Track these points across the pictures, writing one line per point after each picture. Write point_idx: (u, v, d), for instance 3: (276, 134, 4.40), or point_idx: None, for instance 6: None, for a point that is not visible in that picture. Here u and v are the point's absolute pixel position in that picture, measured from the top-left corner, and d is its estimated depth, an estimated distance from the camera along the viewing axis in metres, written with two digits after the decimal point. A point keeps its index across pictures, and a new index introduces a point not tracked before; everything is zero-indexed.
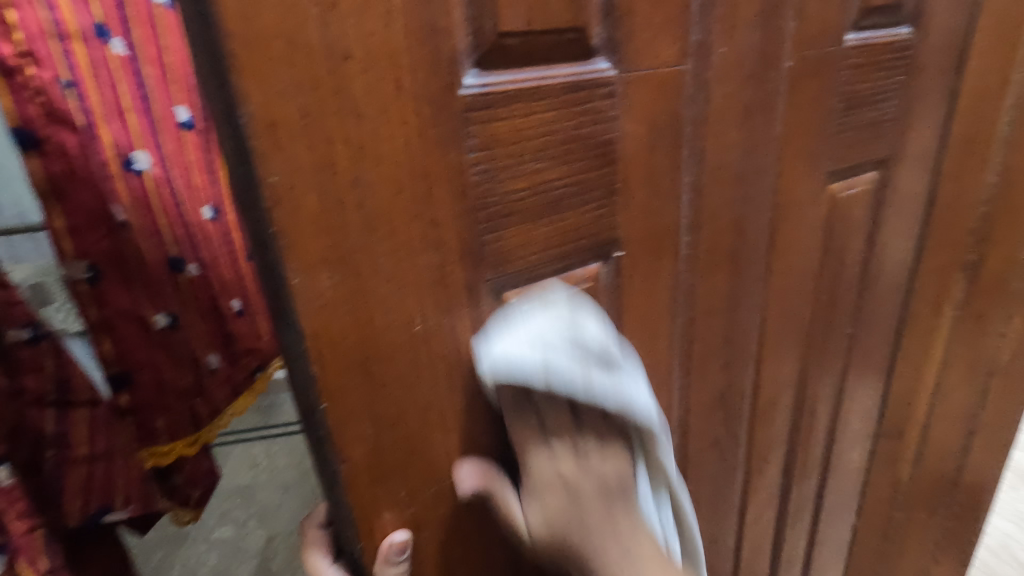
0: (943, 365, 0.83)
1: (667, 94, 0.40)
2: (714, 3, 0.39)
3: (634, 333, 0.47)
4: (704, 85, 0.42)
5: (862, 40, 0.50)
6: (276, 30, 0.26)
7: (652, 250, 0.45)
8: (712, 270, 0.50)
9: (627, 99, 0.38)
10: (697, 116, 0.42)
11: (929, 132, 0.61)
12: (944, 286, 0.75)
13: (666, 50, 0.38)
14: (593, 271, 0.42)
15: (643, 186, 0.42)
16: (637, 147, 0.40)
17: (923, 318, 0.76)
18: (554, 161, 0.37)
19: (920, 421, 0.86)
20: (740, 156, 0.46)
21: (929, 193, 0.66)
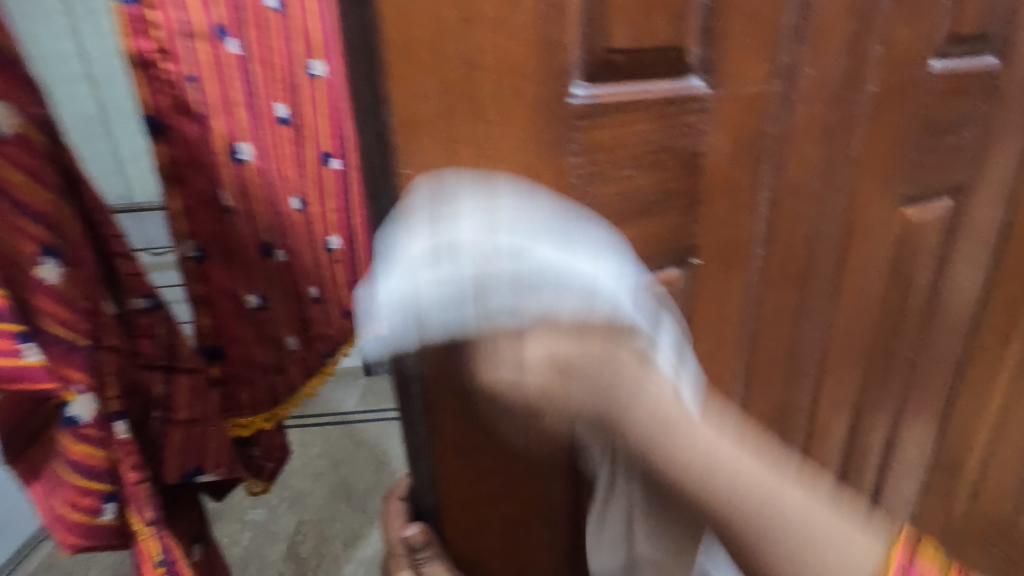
0: (1008, 401, 0.81)
1: (755, 111, 0.42)
2: (806, 26, 0.41)
3: (701, 340, 0.49)
4: (789, 104, 0.43)
5: (947, 68, 0.50)
6: (423, 42, 0.30)
7: (726, 262, 0.47)
8: (782, 285, 0.51)
9: (716, 116, 0.41)
10: (780, 133, 0.44)
11: (1011, 161, 0.60)
12: (1015, 319, 0.73)
13: (757, 71, 0.41)
14: (670, 276, 0.45)
15: (723, 197, 0.44)
16: (721, 162, 0.42)
17: (989, 350, 0.74)
18: (646, 169, 0.39)
19: (977, 456, 0.84)
20: (818, 174, 0.48)
21: (1006, 223, 0.65)
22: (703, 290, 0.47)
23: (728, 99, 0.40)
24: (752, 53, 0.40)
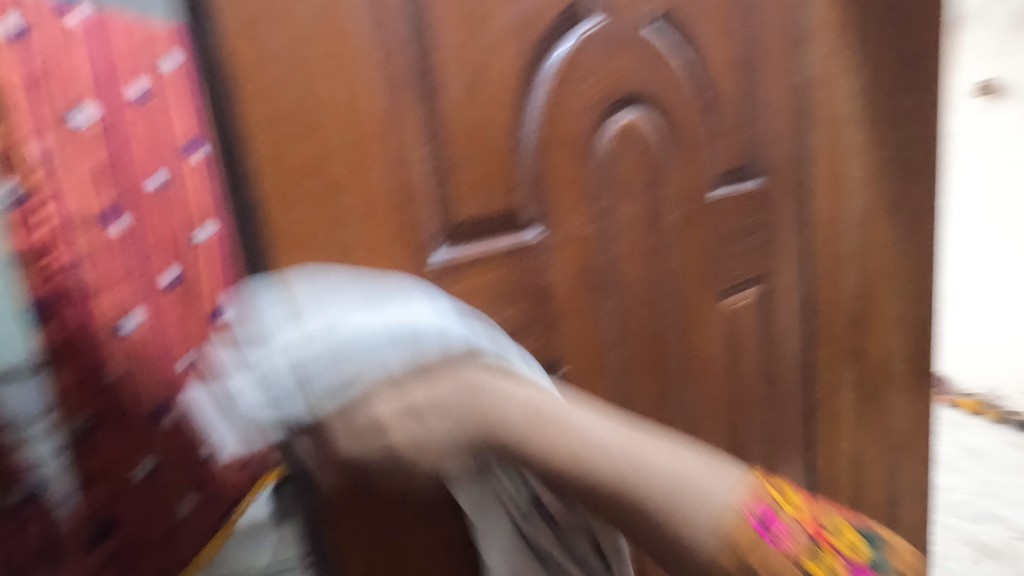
0: (851, 441, 0.97)
1: (584, 246, 0.56)
2: (609, 184, 0.58)
3: None
4: (612, 237, 0.58)
5: (721, 194, 0.69)
6: (312, 231, 0.43)
7: (588, 373, 0.58)
8: (643, 382, 0.63)
9: (551, 262, 0.54)
10: (611, 257, 0.58)
11: (793, 253, 0.81)
12: (837, 372, 0.92)
13: (576, 221, 0.56)
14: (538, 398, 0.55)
15: (576, 314, 0.56)
16: (566, 296, 0.55)
17: (826, 401, 0.91)
18: (506, 312, 0.52)
19: (845, 496, 0.98)
20: (650, 284, 0.62)
21: (804, 297, 0.84)
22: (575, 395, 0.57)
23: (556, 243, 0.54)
24: (571, 210, 0.55)
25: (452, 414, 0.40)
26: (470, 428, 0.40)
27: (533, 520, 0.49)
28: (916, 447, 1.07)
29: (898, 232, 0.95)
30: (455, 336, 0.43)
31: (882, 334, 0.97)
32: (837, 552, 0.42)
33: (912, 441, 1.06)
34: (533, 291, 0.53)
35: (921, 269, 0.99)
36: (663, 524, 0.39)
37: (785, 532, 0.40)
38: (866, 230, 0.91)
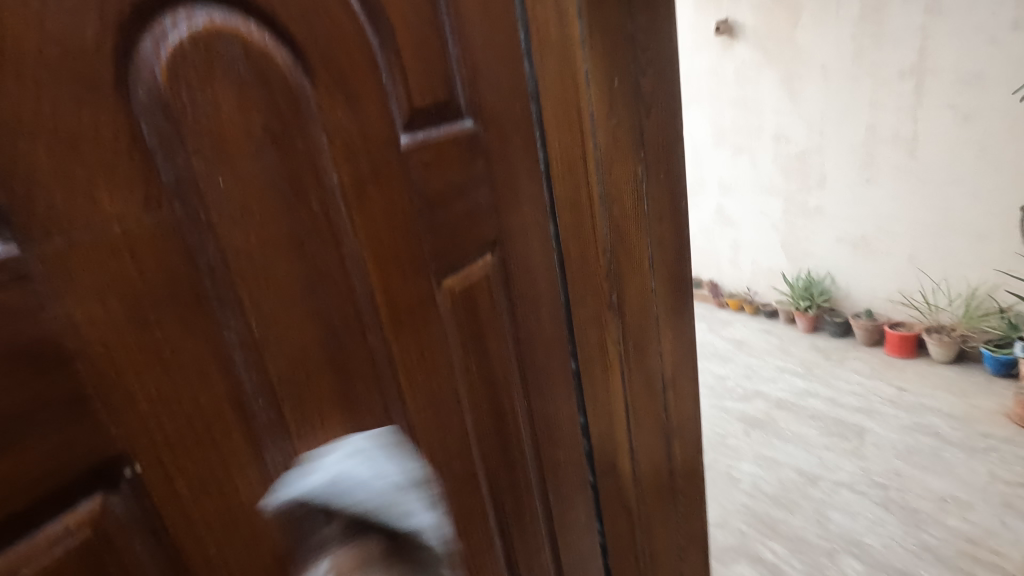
0: (626, 392, 0.96)
1: (140, 250, 0.34)
2: (195, 138, 0.37)
3: (201, 534, 0.37)
4: (213, 229, 0.38)
5: (419, 140, 0.54)
6: None
7: (198, 445, 0.37)
8: (323, 422, 0.44)
9: (59, 292, 0.31)
10: (215, 262, 0.38)
11: (530, 203, 0.71)
12: (601, 325, 0.88)
13: (116, 203, 0.33)
14: (84, 518, 0.32)
15: (142, 368, 0.34)
16: (108, 345, 0.33)
17: (592, 356, 0.87)
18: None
19: (625, 445, 0.98)
20: (300, 290, 0.43)
21: (551, 252, 0.77)
22: (172, 484, 0.36)
23: (69, 254, 0.31)
24: (100, 188, 0.32)
25: None
26: None
27: None
28: (688, 380, 1.10)
29: (647, 170, 0.90)
30: None
31: (644, 278, 0.94)
32: None
33: (684, 376, 1.08)
34: (37, 342, 0.30)
35: (675, 208, 0.96)
36: None
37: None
38: (612, 172, 0.84)
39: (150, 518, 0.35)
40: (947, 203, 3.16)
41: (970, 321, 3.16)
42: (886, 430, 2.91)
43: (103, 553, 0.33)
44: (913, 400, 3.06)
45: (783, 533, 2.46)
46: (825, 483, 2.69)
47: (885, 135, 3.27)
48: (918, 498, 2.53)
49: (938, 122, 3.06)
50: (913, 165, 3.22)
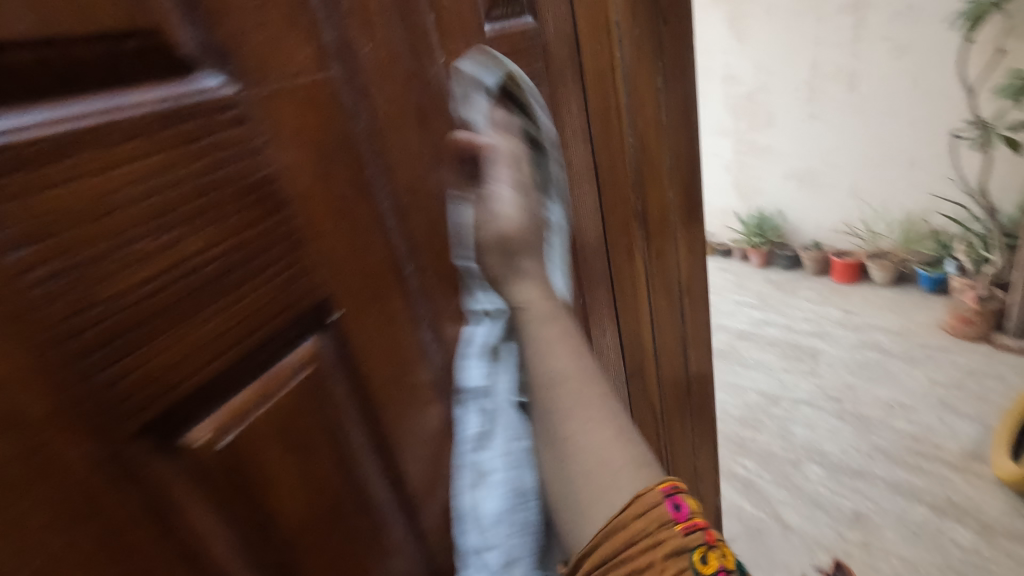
0: (650, 299, 1.02)
1: (320, 108, 0.32)
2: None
3: (384, 387, 0.38)
4: (364, 92, 0.36)
5: (498, 29, 0.55)
6: None
7: (373, 299, 0.37)
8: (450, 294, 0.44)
9: (272, 133, 0.29)
10: (369, 129, 0.36)
11: (573, 108, 0.73)
12: (629, 234, 0.93)
13: (300, 54, 0.31)
14: (308, 353, 0.32)
15: (330, 218, 0.33)
16: (305, 191, 0.32)
17: (622, 264, 0.93)
18: (189, 233, 0.26)
19: (649, 350, 1.05)
20: (430, 163, 0.42)
21: (588, 160, 0.80)
22: (362, 338, 0.36)
23: (274, 98, 0.29)
24: (284, 36, 0.30)
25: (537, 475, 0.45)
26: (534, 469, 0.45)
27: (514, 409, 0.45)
28: (698, 290, 1.17)
29: (663, 81, 0.93)
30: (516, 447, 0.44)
31: (662, 188, 0.99)
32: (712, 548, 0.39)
33: (695, 285, 1.16)
34: (256, 184, 0.29)
35: (686, 121, 1.00)
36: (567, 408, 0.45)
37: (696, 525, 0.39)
38: (635, 82, 0.87)
39: (349, 363, 0.35)
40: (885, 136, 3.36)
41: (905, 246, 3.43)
42: (837, 349, 3.17)
43: (318, 393, 0.33)
44: (860, 320, 3.34)
45: (751, 450, 2.68)
46: (786, 401, 2.92)
47: (828, 71, 3.42)
48: (869, 405, 2.78)
49: (877, 55, 3.21)
50: (853, 98, 3.40)
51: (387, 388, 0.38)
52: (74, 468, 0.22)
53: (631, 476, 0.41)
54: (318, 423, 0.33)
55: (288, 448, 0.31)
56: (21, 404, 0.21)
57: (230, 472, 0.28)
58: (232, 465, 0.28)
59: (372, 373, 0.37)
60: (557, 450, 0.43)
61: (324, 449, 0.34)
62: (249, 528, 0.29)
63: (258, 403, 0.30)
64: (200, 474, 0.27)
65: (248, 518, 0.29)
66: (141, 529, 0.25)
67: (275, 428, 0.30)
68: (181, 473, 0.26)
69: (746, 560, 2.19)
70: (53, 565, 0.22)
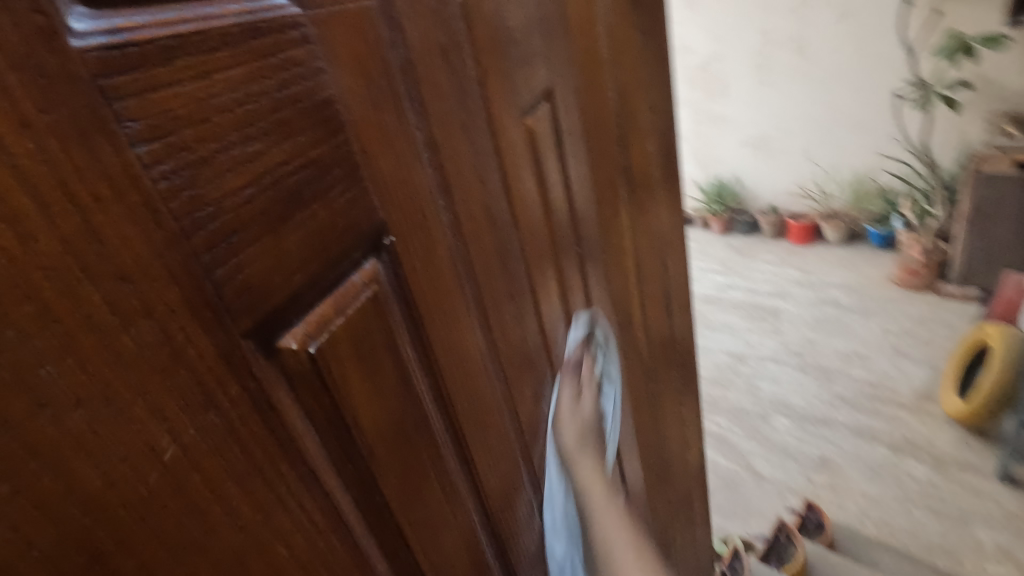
0: (636, 253, 1.06)
1: (364, 38, 0.32)
2: None
3: (429, 315, 0.39)
4: (398, 26, 0.35)
5: None
6: None
7: (419, 228, 0.37)
8: (477, 233, 0.44)
9: (332, 56, 0.30)
10: (403, 63, 0.36)
11: (564, 62, 0.75)
12: (615, 189, 0.96)
13: None
14: (371, 273, 0.34)
15: (382, 148, 0.34)
16: (361, 118, 0.32)
17: (610, 218, 0.96)
18: (273, 144, 0.27)
19: (638, 302, 1.10)
20: (456, 105, 0.41)
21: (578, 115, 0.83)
22: (411, 266, 0.37)
23: (328, 23, 0.30)
24: None
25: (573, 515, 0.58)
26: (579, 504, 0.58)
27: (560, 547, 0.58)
28: (678, 243, 1.22)
29: (641, 36, 0.96)
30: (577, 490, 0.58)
31: (643, 143, 1.02)
32: None
33: (675, 238, 1.20)
34: (323, 106, 0.30)
35: (661, 79, 1.03)
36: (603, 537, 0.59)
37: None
38: (615, 40, 0.89)
39: (403, 288, 0.37)
40: (833, 99, 3.49)
41: (856, 204, 3.61)
42: (797, 308, 3.32)
43: (380, 316, 0.35)
44: (818, 277, 3.50)
45: (723, 407, 2.80)
46: (752, 359, 3.06)
47: (779, 37, 3.52)
48: (829, 356, 2.95)
49: (824, 21, 3.32)
50: (802, 64, 3.51)
51: (435, 314, 0.39)
52: (203, 352, 0.25)
53: None
54: (383, 342, 0.35)
55: (360, 362, 0.33)
56: (155, 293, 0.23)
57: (316, 377, 0.31)
58: (317, 371, 0.31)
59: (422, 299, 0.38)
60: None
61: (389, 362, 0.36)
62: (332, 433, 0.32)
63: (336, 316, 0.32)
64: (292, 375, 0.29)
65: (331, 423, 0.32)
66: (252, 420, 0.27)
67: (350, 343, 0.32)
68: (276, 371, 0.29)
69: (726, 510, 2.32)
70: (190, 445, 0.25)
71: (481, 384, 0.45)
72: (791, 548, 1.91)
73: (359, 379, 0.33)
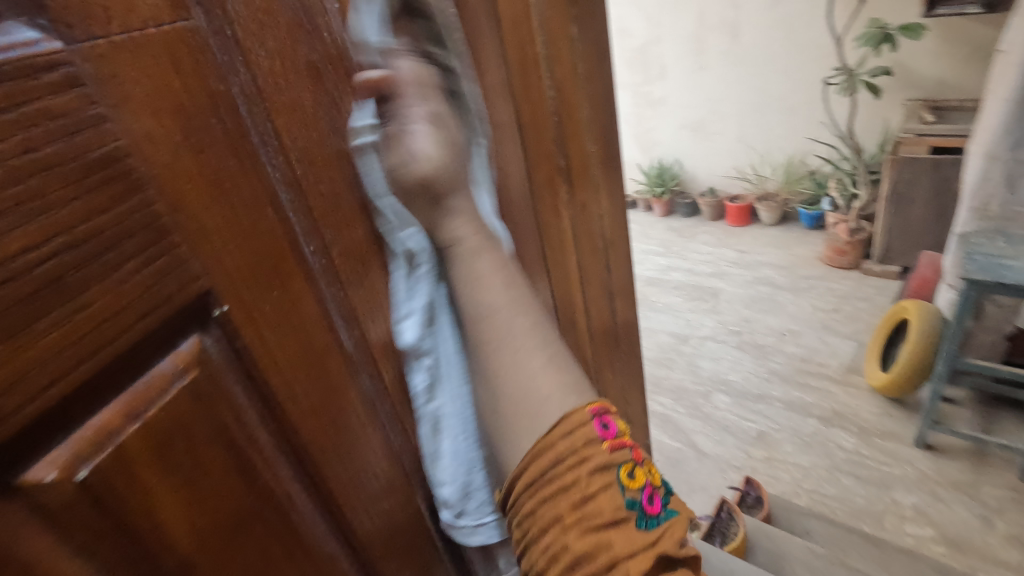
0: (577, 255, 1.01)
1: (180, 66, 0.28)
2: None
3: (288, 373, 0.35)
4: (235, 48, 0.31)
5: None
6: None
7: (270, 284, 0.34)
8: (365, 268, 0.42)
9: (117, 97, 0.25)
10: (246, 87, 0.32)
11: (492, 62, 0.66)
12: (555, 194, 0.90)
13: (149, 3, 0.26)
14: (188, 357, 0.29)
15: (204, 201, 0.29)
16: (168, 169, 0.27)
17: (550, 222, 0.90)
18: (12, 226, 0.21)
19: (581, 305, 1.05)
20: (330, 128, 0.38)
21: (513, 115, 0.77)
22: (257, 336, 0.33)
23: (114, 57, 0.25)
24: None
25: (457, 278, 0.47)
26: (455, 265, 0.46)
27: (430, 338, 0.46)
28: (620, 242, 1.18)
29: (579, 28, 0.89)
30: (427, 271, 0.45)
31: (582, 139, 0.95)
32: (654, 486, 0.48)
33: (617, 238, 1.16)
34: (104, 159, 0.24)
35: (602, 72, 0.98)
36: (512, 332, 0.48)
37: (623, 443, 0.47)
38: (551, 30, 0.82)
39: (244, 360, 0.33)
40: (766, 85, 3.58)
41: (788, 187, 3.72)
42: (734, 288, 3.41)
43: (202, 404, 0.30)
44: (754, 258, 3.61)
45: (666, 387, 2.86)
46: (694, 339, 3.13)
47: (714, 21, 3.56)
48: (763, 334, 3.05)
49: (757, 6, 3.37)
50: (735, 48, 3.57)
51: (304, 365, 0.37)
52: None
53: (568, 400, 0.48)
54: (211, 430, 0.31)
55: (173, 467, 0.28)
56: None
57: (93, 505, 0.25)
58: (94, 498, 0.25)
59: (277, 362, 0.35)
60: (491, 357, 0.48)
61: (217, 456, 0.31)
62: (127, 561, 0.26)
63: (127, 421, 0.26)
64: (56, 512, 0.24)
65: (123, 557, 0.26)
66: None
67: (151, 445, 0.27)
68: (26, 512, 0.23)
69: None
70: None
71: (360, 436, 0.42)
72: (732, 525, 1.95)
73: (167, 493, 0.28)
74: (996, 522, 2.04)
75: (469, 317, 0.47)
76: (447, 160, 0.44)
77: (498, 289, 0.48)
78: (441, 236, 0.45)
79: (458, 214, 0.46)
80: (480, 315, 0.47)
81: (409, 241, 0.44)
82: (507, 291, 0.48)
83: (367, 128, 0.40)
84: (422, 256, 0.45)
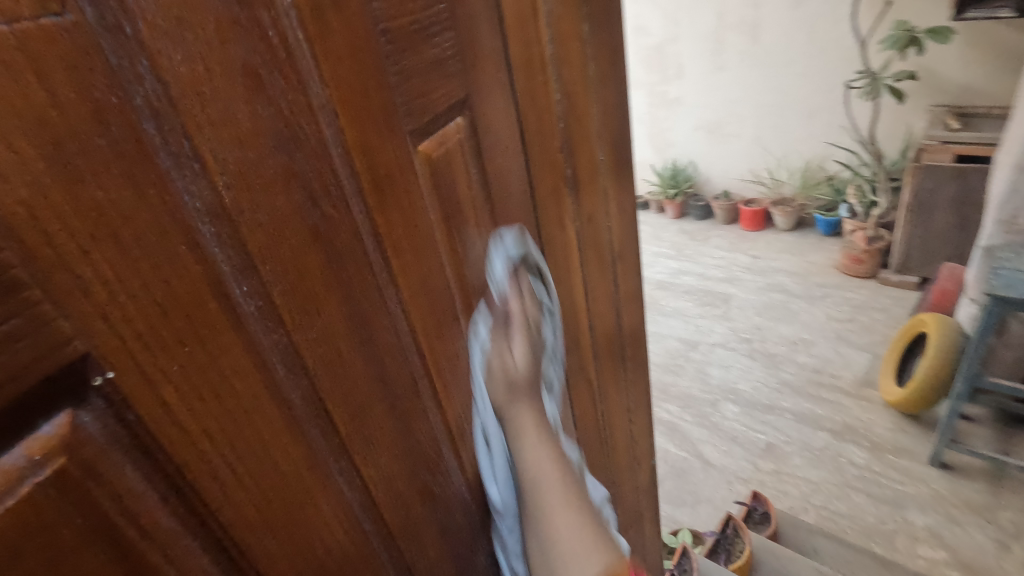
0: (583, 269, 0.94)
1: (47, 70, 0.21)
2: None
3: (210, 442, 0.29)
4: (138, 48, 0.25)
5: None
6: None
7: (180, 339, 0.27)
8: (318, 308, 0.35)
9: None
10: (154, 98, 0.26)
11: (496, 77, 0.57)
12: (560, 207, 0.83)
13: None
14: (50, 443, 0.24)
15: (83, 244, 0.23)
16: (27, 207, 0.21)
17: (554, 236, 0.83)
18: None
19: (585, 322, 0.98)
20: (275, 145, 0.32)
21: (517, 122, 0.70)
22: (162, 404, 0.27)
23: None
24: None
25: (522, 448, 0.59)
26: (517, 439, 0.59)
27: (496, 477, 0.58)
28: (630, 255, 1.10)
29: (591, 27, 0.82)
30: (503, 442, 0.59)
31: (591, 144, 0.88)
32: None
33: (627, 251, 1.09)
34: None
35: (615, 74, 0.90)
36: (559, 501, 0.59)
37: None
38: (561, 28, 0.75)
39: (141, 437, 0.26)
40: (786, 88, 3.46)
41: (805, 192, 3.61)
42: (746, 293, 3.32)
43: (71, 497, 0.24)
44: (767, 263, 3.51)
45: (673, 394, 2.78)
46: (703, 345, 3.04)
47: (733, 20, 3.46)
48: (775, 342, 2.96)
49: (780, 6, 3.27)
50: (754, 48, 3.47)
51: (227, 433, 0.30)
52: None
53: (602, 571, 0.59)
54: (82, 528, 0.25)
55: None
56: None
57: None
58: None
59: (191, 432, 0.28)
60: (535, 520, 0.59)
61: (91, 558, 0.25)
62: None
63: None
64: None
65: None
66: None
67: None
68: None
69: (673, 499, 2.28)
70: None
71: (308, 502, 0.36)
72: (737, 542, 1.87)
73: None
74: (1013, 547, 1.94)
75: (522, 485, 0.59)
76: (526, 360, 0.61)
77: (551, 460, 0.60)
78: (508, 419, 0.59)
79: (527, 379, 0.60)
80: (533, 487, 0.59)
81: (489, 425, 0.58)
82: (555, 460, 0.61)
83: (479, 340, 0.56)
84: (500, 429, 0.59)
